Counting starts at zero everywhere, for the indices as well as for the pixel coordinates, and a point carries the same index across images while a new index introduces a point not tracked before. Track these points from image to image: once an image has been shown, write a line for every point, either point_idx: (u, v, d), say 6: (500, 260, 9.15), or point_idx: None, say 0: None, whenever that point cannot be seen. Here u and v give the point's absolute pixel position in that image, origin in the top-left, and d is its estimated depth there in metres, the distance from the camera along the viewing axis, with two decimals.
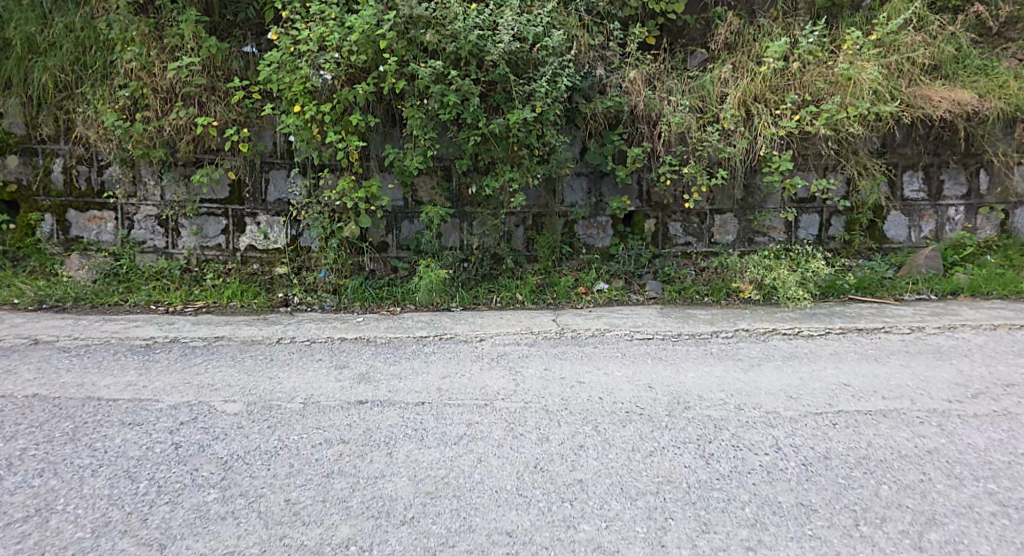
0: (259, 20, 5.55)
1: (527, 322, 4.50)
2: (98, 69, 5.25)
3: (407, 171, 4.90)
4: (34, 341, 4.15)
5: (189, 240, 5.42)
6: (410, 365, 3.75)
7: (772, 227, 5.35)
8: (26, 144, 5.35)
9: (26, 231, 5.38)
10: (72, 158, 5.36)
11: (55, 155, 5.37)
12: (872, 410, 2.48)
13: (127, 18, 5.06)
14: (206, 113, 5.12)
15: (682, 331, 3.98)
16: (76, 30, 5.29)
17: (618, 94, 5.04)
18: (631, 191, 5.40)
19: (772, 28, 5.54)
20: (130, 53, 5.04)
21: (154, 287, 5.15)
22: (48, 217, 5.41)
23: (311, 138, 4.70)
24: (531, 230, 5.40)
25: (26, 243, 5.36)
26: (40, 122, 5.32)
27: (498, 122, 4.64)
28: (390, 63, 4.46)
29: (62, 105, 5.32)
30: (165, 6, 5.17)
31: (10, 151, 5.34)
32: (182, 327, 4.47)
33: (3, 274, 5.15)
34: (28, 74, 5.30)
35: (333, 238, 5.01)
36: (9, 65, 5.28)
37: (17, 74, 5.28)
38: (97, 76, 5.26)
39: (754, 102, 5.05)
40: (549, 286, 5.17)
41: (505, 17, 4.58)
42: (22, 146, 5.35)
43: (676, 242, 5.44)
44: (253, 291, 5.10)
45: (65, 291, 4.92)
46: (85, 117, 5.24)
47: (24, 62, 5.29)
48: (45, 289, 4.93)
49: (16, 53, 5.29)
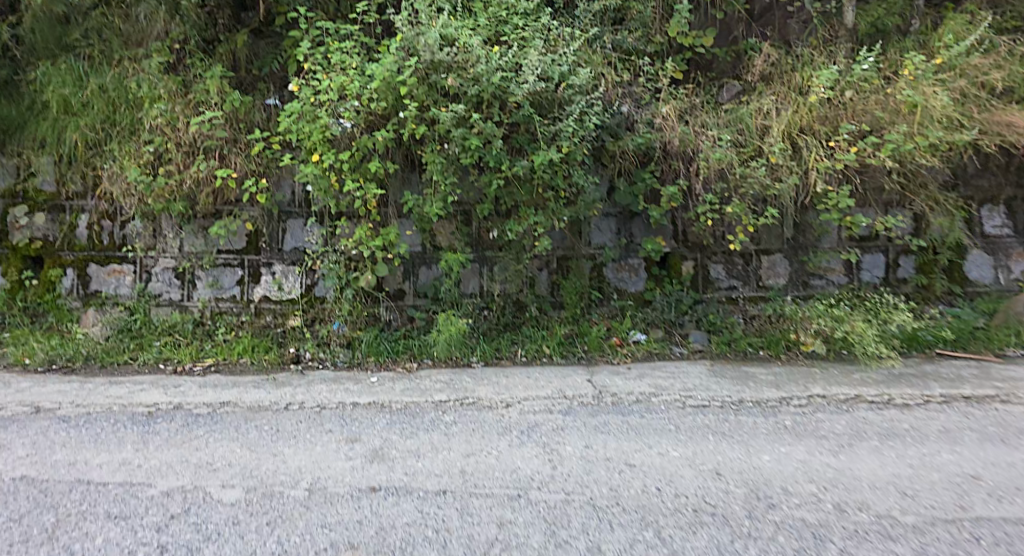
0: (284, 72, 5.03)
1: (558, 383, 3.98)
2: (126, 126, 4.71)
3: (426, 218, 4.57)
4: (35, 410, 3.53)
5: (205, 292, 4.82)
6: (429, 439, 3.26)
7: (829, 268, 4.83)
8: (54, 201, 4.77)
9: (47, 287, 4.76)
10: (98, 214, 4.78)
11: (82, 211, 4.78)
12: (1014, 517, 2.30)
13: (156, 76, 4.66)
14: (227, 166, 4.62)
15: (743, 397, 3.58)
16: (110, 90, 4.74)
17: (648, 130, 4.61)
18: (665, 231, 4.94)
19: (814, 56, 4.98)
20: (155, 108, 4.56)
21: (166, 344, 4.54)
22: (69, 272, 4.77)
23: (329, 188, 4.37)
24: (556, 274, 4.94)
25: (46, 299, 4.74)
26: (69, 179, 4.76)
27: (521, 165, 4.25)
28: (411, 109, 4.12)
29: (91, 161, 4.75)
30: (194, 64, 4.78)
31: (38, 209, 4.77)
32: (188, 391, 3.85)
33: (20, 331, 4.56)
34: (60, 134, 4.74)
35: (348, 289, 4.64)
36: (43, 127, 4.74)
37: (50, 135, 4.73)
38: (125, 132, 4.71)
39: (801, 133, 4.52)
40: (579, 337, 4.71)
41: (530, 56, 4.16)
42: (50, 203, 4.77)
43: (719, 286, 4.94)
44: (265, 346, 4.57)
45: (77, 349, 4.34)
46: (110, 172, 4.68)
47: (59, 123, 4.74)
48: (57, 348, 4.32)
49: (51, 115, 4.76)
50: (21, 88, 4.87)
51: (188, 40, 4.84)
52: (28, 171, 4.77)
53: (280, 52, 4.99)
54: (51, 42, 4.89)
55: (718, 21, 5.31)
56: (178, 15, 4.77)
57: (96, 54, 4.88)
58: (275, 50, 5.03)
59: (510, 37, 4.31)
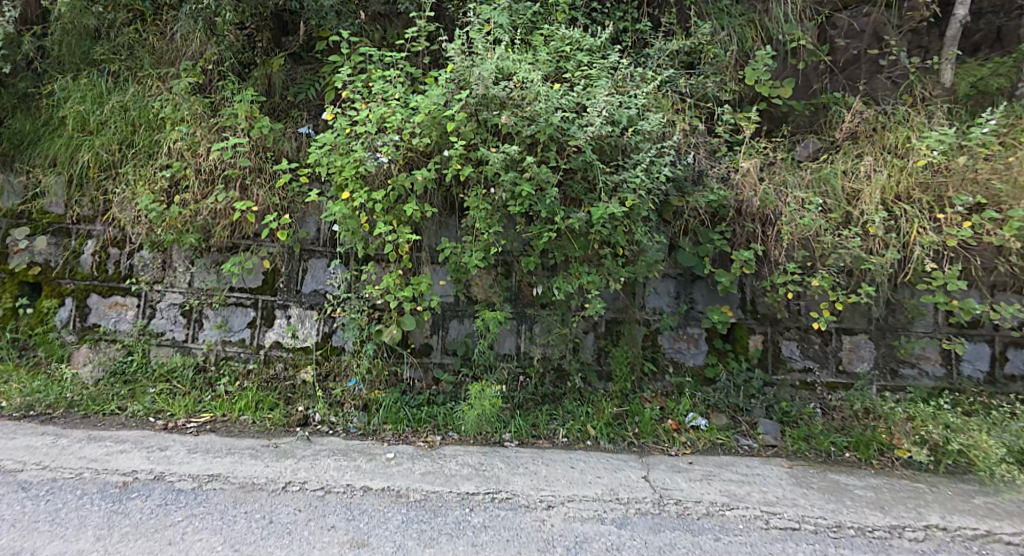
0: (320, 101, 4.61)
1: (611, 480, 3.33)
2: (145, 149, 4.31)
3: (463, 268, 4.00)
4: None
5: (211, 334, 4.29)
6: (454, 551, 2.64)
7: (923, 356, 4.20)
8: (59, 224, 4.35)
9: (40, 318, 4.29)
10: (105, 241, 4.33)
11: (88, 237, 4.34)
12: None
13: (182, 97, 4.27)
14: (247, 198, 4.17)
15: (841, 520, 2.93)
16: (131, 110, 4.37)
17: (722, 186, 4.03)
18: (732, 299, 4.32)
19: (911, 114, 4.36)
20: (177, 132, 4.17)
21: (160, 392, 4.03)
22: (67, 302, 4.32)
23: (357, 229, 3.83)
24: (604, 340, 4.32)
25: (38, 331, 4.26)
26: (79, 202, 4.34)
27: (578, 217, 3.69)
28: (457, 147, 3.63)
29: (103, 184, 4.34)
30: (225, 86, 4.38)
31: (41, 231, 4.34)
32: (174, 457, 3.30)
33: (3, 367, 4.09)
34: (74, 153, 4.35)
35: (370, 343, 4.07)
36: (57, 144, 4.37)
37: (63, 153, 4.35)
38: (143, 156, 4.30)
39: (898, 200, 3.97)
40: (628, 417, 4.06)
41: (596, 97, 3.63)
42: (55, 226, 4.35)
43: (792, 367, 4.28)
44: (270, 403, 3.99)
45: (60, 394, 3.89)
46: (121, 197, 4.25)
47: (74, 142, 4.36)
48: (39, 391, 3.87)
49: (66, 132, 4.39)
50: (39, 102, 4.53)
51: (221, 61, 4.46)
52: (36, 191, 4.37)
53: (317, 79, 4.58)
54: (76, 55, 4.56)
55: (799, 72, 4.75)
56: (214, 34, 4.42)
57: (123, 70, 4.53)
58: (314, 76, 4.63)
59: (574, 74, 3.81)
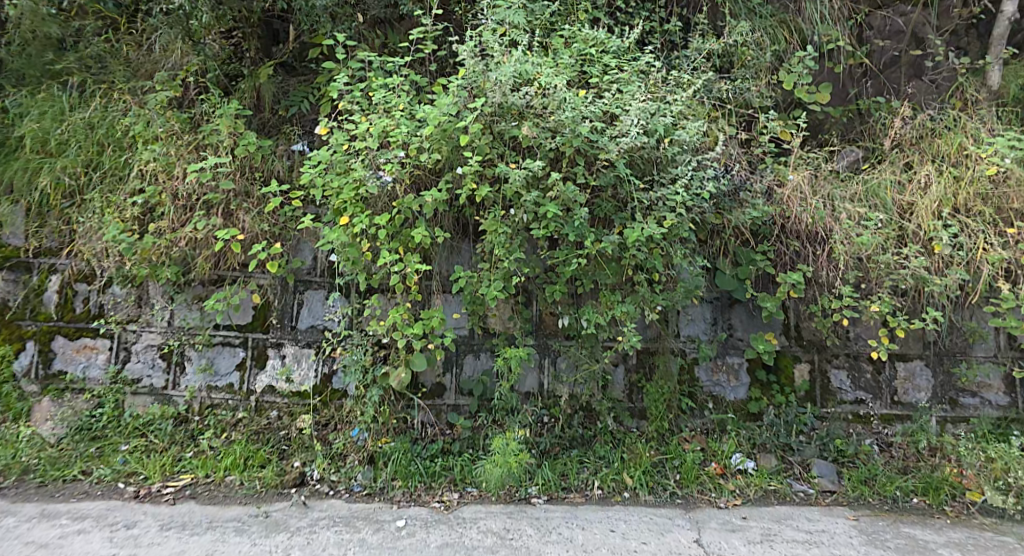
0: (315, 114, 4.17)
1: (659, 548, 2.87)
2: (115, 172, 3.82)
3: (479, 299, 3.55)
4: None
5: (194, 379, 3.78)
6: None
7: (984, 383, 3.83)
8: (17, 258, 3.82)
9: None
10: (70, 276, 3.81)
11: (52, 272, 3.82)
12: None
13: (157, 112, 3.80)
14: (233, 225, 3.70)
15: None
16: (98, 128, 3.88)
17: (764, 202, 3.65)
18: (774, 325, 3.93)
19: (963, 119, 4.01)
20: (150, 152, 3.69)
21: (134, 451, 3.52)
22: (27, 347, 3.78)
23: (358, 258, 3.37)
24: (636, 373, 3.88)
25: None
26: (41, 232, 3.83)
27: (610, 240, 3.27)
28: (471, 164, 3.20)
29: (68, 211, 3.84)
30: (206, 100, 3.92)
31: None
32: (142, 539, 2.79)
33: None
34: (32, 176, 3.84)
35: (374, 388, 3.56)
36: (13, 166, 3.87)
37: (19, 175, 3.84)
38: (113, 179, 3.82)
39: (958, 214, 3.65)
40: (668, 463, 3.62)
41: (629, 104, 3.24)
42: (13, 261, 3.82)
43: (842, 399, 3.87)
44: (262, 459, 3.50)
45: (15, 457, 3.38)
46: (88, 225, 3.75)
47: (32, 165, 3.85)
48: None
49: (23, 154, 3.87)
50: None
51: (202, 73, 4.02)
52: None
53: (311, 90, 4.13)
54: (37, 68, 4.07)
55: (836, 75, 4.36)
56: (193, 43, 3.97)
57: (89, 83, 4.04)
58: (307, 86, 4.19)
59: (601, 80, 3.41)
